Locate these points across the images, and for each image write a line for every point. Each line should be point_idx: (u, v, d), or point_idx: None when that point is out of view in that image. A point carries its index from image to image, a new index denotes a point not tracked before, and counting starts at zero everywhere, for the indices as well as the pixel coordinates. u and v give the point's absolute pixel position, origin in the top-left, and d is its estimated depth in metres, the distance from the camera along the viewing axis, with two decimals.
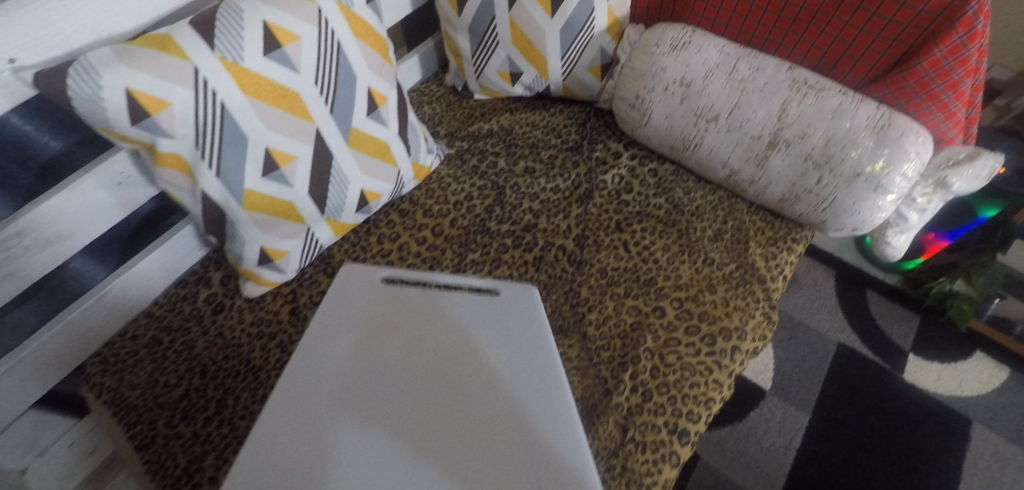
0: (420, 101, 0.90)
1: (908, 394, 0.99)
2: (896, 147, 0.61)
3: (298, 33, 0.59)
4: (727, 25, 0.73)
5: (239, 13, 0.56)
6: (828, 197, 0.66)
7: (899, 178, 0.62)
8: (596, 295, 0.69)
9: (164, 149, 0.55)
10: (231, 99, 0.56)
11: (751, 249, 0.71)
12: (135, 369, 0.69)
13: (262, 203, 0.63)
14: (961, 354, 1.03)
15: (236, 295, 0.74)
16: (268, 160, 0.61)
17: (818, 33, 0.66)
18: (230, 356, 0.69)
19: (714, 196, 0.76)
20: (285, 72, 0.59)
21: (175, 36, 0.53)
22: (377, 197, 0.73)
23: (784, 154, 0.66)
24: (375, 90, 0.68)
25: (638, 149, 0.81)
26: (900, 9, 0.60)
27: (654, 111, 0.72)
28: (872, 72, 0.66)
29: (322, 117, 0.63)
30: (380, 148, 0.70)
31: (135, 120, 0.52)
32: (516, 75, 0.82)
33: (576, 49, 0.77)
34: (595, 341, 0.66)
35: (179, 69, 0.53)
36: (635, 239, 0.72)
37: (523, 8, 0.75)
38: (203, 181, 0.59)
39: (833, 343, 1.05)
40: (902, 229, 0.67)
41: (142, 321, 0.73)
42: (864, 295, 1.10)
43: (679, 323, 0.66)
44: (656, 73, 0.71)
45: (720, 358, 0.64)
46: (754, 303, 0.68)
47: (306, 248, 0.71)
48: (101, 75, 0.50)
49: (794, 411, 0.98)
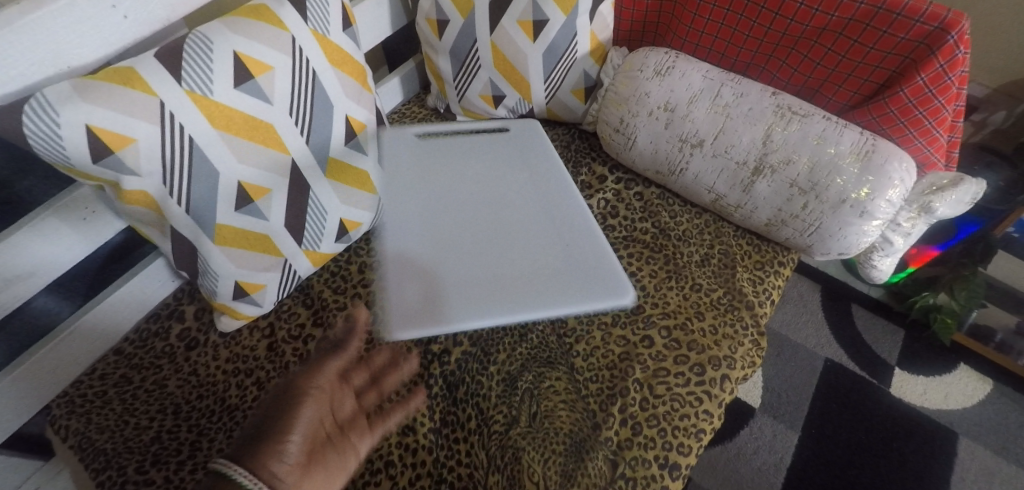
0: (401, 123, 0.89)
1: (895, 410, 0.99)
2: (880, 175, 0.61)
3: (271, 63, 0.57)
4: (710, 49, 0.73)
5: (208, 44, 0.54)
6: (814, 222, 0.65)
7: (884, 204, 0.62)
8: (583, 325, 0.67)
9: (130, 187, 0.53)
10: (200, 133, 0.54)
11: (739, 274, 0.70)
12: (103, 411, 0.65)
13: (235, 237, 0.60)
14: (946, 367, 1.03)
15: (210, 330, 0.71)
16: (241, 194, 0.58)
17: (800, 59, 0.66)
18: (205, 395, 0.66)
19: (700, 220, 0.75)
20: (258, 104, 0.57)
21: (139, 69, 0.51)
22: (357, 226, 0.70)
23: (769, 180, 0.66)
24: (353, 118, 0.66)
25: (624, 172, 0.80)
26: (882, 36, 0.60)
27: (639, 135, 0.72)
28: (855, 97, 0.66)
29: (297, 148, 0.61)
30: (360, 176, 0.68)
31: (97, 158, 0.49)
32: (499, 97, 0.81)
33: (559, 72, 0.77)
34: (583, 372, 0.64)
35: (144, 105, 0.51)
36: (622, 265, 0.71)
37: (505, 31, 0.74)
38: (173, 217, 0.56)
39: (820, 359, 1.04)
40: (888, 252, 0.67)
41: (111, 359, 0.69)
42: (850, 309, 1.10)
43: (668, 352, 0.64)
44: (640, 97, 0.71)
45: (710, 387, 0.63)
46: (743, 329, 0.67)
47: (284, 281, 0.68)
48: (59, 112, 0.47)
49: (783, 429, 0.97)
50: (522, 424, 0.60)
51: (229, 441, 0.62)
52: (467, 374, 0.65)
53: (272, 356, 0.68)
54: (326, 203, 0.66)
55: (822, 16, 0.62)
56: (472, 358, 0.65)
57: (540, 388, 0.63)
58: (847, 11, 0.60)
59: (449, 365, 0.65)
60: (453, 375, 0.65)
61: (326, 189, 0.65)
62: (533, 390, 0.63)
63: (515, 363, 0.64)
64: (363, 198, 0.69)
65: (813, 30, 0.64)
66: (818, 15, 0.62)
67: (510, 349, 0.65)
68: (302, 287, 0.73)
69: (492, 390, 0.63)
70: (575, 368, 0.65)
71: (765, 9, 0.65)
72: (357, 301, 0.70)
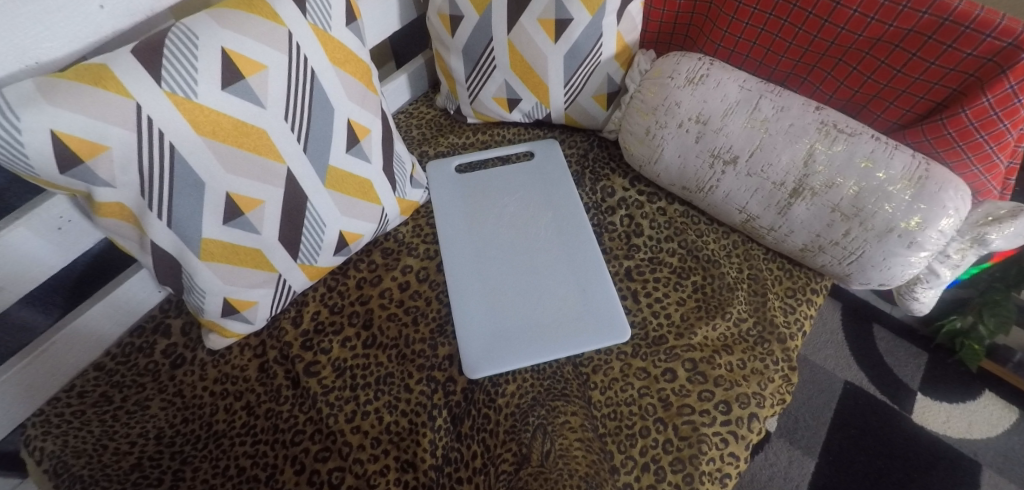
0: (408, 125, 0.84)
1: (917, 437, 0.94)
2: (933, 203, 0.55)
3: (265, 62, 0.51)
4: (746, 56, 0.67)
5: (192, 39, 0.48)
6: (856, 251, 0.60)
7: (935, 235, 0.55)
8: (601, 355, 0.63)
9: (103, 198, 0.47)
10: (182, 141, 0.49)
11: (771, 302, 0.65)
12: (81, 433, 0.59)
13: (223, 252, 0.55)
14: (971, 394, 0.98)
15: (198, 347, 0.65)
16: (229, 206, 0.53)
17: (848, 71, 0.61)
18: (191, 419, 0.61)
19: (727, 240, 0.70)
20: (248, 107, 0.51)
21: (112, 66, 0.45)
22: (357, 237, 0.65)
23: (809, 203, 0.60)
24: (356, 122, 0.60)
25: (646, 185, 0.74)
26: (946, 51, 0.54)
27: (666, 148, 0.67)
28: (907, 116, 0.60)
29: (293, 156, 0.55)
30: (362, 186, 0.62)
31: (64, 168, 0.44)
32: (513, 101, 0.76)
33: (580, 77, 0.71)
34: (601, 408, 0.60)
35: (118, 108, 0.45)
36: (645, 289, 0.67)
37: (523, 30, 0.68)
38: (153, 232, 0.51)
39: (839, 382, 1.00)
40: (932, 284, 0.61)
41: (91, 375, 0.63)
42: (871, 330, 1.05)
43: (692, 387, 0.60)
44: (670, 107, 0.65)
45: (737, 428, 0.58)
46: (774, 364, 0.61)
47: (277, 297, 0.62)
48: (19, 116, 0.42)
49: (800, 456, 0.93)
50: (533, 464, 0.56)
51: (214, 472, 0.57)
52: (472, 406, 0.61)
53: (263, 378, 0.63)
54: (324, 215, 0.60)
55: (878, 25, 0.56)
56: (478, 388, 0.61)
57: (554, 424, 0.58)
58: (908, 21, 0.54)
59: (453, 396, 0.61)
60: (458, 407, 0.60)
61: (325, 200, 0.60)
62: (546, 426, 0.58)
63: (526, 395, 0.61)
64: (364, 209, 0.64)
65: (866, 40, 0.58)
66: (874, 24, 0.56)
67: (522, 379, 0.62)
68: (296, 303, 0.67)
69: (500, 425, 0.59)
70: (592, 402, 0.60)
71: (813, 15, 0.59)
72: (355, 320, 0.65)
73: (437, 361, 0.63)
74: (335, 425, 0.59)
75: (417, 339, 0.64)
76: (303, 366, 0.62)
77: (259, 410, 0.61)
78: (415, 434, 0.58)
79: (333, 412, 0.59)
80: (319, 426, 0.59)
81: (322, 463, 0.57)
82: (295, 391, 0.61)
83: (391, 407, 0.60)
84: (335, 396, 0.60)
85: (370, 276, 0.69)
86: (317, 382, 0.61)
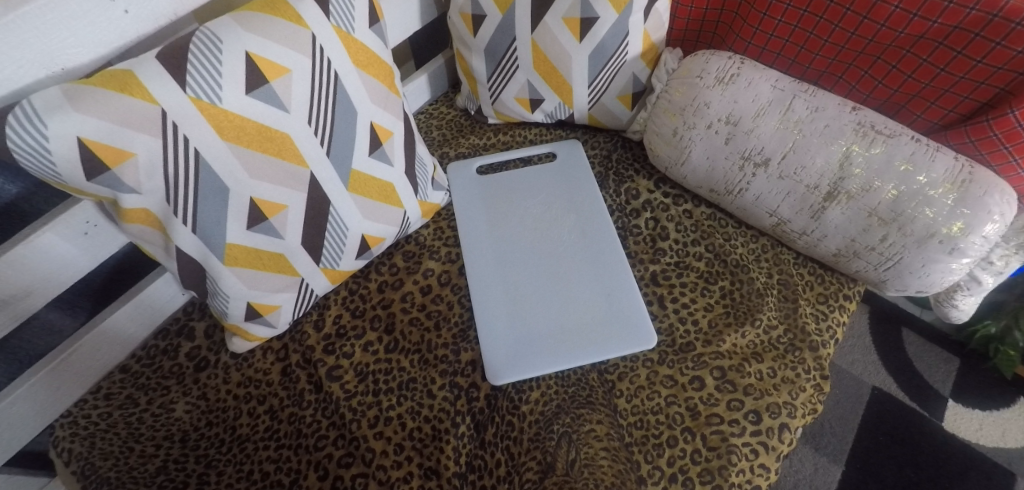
0: (428, 126, 0.83)
1: (948, 446, 0.91)
2: (978, 208, 0.52)
3: (289, 65, 0.50)
4: (778, 54, 0.66)
5: (217, 42, 0.47)
6: (893, 257, 0.57)
7: (978, 241, 0.53)
8: (627, 362, 0.62)
9: (130, 205, 0.47)
10: (207, 146, 0.48)
11: (802, 309, 0.63)
12: (108, 435, 0.59)
13: (247, 258, 0.55)
14: (1004, 401, 0.95)
15: (221, 350, 0.65)
16: (253, 212, 0.53)
17: (887, 69, 0.59)
18: (215, 422, 0.60)
19: (756, 244, 0.68)
20: (272, 111, 0.51)
21: (138, 72, 0.45)
22: (379, 241, 0.65)
23: (844, 208, 0.58)
24: (378, 125, 0.59)
25: (671, 187, 0.73)
26: (995, 48, 0.51)
27: (694, 150, 0.65)
28: (949, 116, 0.58)
29: (317, 160, 0.55)
30: (385, 189, 0.62)
31: (91, 175, 0.44)
32: (536, 101, 0.75)
33: (605, 77, 0.70)
34: (627, 416, 0.59)
35: (144, 115, 0.45)
36: (672, 295, 0.66)
37: (548, 29, 0.67)
38: (178, 238, 0.51)
39: (867, 387, 0.97)
40: (974, 292, 0.59)
41: (117, 377, 0.63)
42: (900, 334, 1.02)
43: (721, 396, 0.58)
44: (699, 107, 0.64)
45: (768, 439, 0.56)
46: (805, 373, 0.60)
47: (299, 300, 0.62)
48: (46, 123, 0.41)
49: (826, 463, 0.90)
50: (558, 473, 0.55)
51: (238, 476, 0.57)
52: (496, 413, 0.60)
53: (286, 382, 0.62)
54: (346, 219, 0.60)
55: (920, 22, 0.54)
56: (501, 395, 0.61)
57: (579, 432, 0.57)
58: (953, 18, 0.52)
59: (477, 402, 0.60)
60: (481, 414, 0.60)
61: (348, 204, 0.59)
62: (570, 435, 0.57)
63: (550, 403, 0.60)
64: (387, 212, 0.63)
65: (907, 38, 0.55)
66: (916, 21, 0.54)
67: (546, 386, 0.61)
68: (318, 307, 0.67)
69: (524, 432, 0.58)
70: (618, 410, 0.59)
71: (851, 11, 0.57)
72: (376, 324, 0.65)
73: (460, 366, 0.62)
74: (358, 431, 0.58)
75: (439, 345, 0.63)
76: (325, 371, 0.62)
77: (283, 414, 0.60)
78: (438, 441, 0.58)
79: (356, 418, 0.59)
80: (342, 431, 0.59)
81: (345, 469, 0.56)
82: (318, 395, 0.61)
83: (415, 413, 0.59)
84: (358, 401, 0.60)
85: (392, 279, 0.68)
86: (340, 386, 0.61)
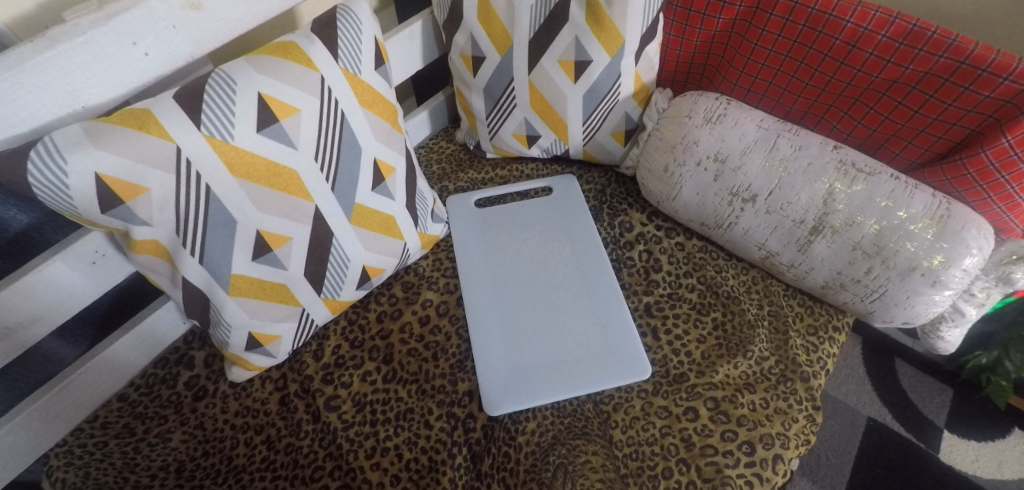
0: (429, 159, 0.86)
1: (945, 478, 0.91)
2: (955, 242, 0.54)
3: (298, 105, 0.53)
4: (763, 95, 0.69)
5: (231, 84, 0.50)
6: (878, 289, 0.59)
7: (959, 273, 0.55)
8: (621, 393, 0.63)
9: (141, 237, 0.49)
10: (217, 181, 0.50)
11: (792, 340, 0.65)
12: (103, 465, 0.59)
13: (251, 288, 0.56)
14: (999, 432, 0.95)
15: (220, 379, 0.66)
16: (258, 244, 0.54)
17: (865, 110, 0.62)
18: (211, 452, 0.60)
19: (746, 276, 0.70)
20: (281, 148, 0.53)
21: (156, 111, 0.47)
22: (379, 272, 0.67)
23: (829, 241, 0.60)
24: (382, 160, 0.61)
25: (663, 220, 0.75)
26: (964, 92, 0.54)
27: (685, 186, 0.68)
28: (925, 154, 0.61)
29: (322, 194, 0.57)
30: (386, 222, 0.64)
31: (106, 208, 0.46)
32: (533, 138, 0.78)
33: (599, 115, 0.73)
34: (622, 448, 0.59)
35: (159, 151, 0.47)
36: (665, 326, 0.67)
37: (545, 71, 0.70)
38: (185, 268, 0.52)
39: (862, 418, 0.98)
40: (958, 322, 0.60)
41: (115, 406, 0.64)
42: (893, 365, 1.03)
43: (715, 427, 0.59)
44: (688, 146, 0.66)
45: (761, 470, 0.57)
46: (797, 404, 0.61)
47: (299, 330, 0.63)
48: (66, 159, 0.43)
49: None
50: None
51: None
52: (493, 444, 0.60)
53: (284, 412, 0.63)
54: (348, 251, 0.62)
55: (894, 68, 0.57)
56: (498, 425, 0.61)
57: (574, 464, 0.57)
58: (924, 64, 0.55)
59: (473, 433, 0.61)
60: (478, 444, 0.60)
61: (350, 236, 0.61)
62: (567, 466, 0.57)
63: (546, 434, 0.60)
64: (387, 244, 0.65)
65: (882, 82, 0.59)
66: (890, 67, 0.57)
67: (542, 416, 0.62)
68: (318, 336, 0.68)
69: (521, 463, 0.58)
70: (613, 442, 0.60)
71: (828, 57, 0.61)
72: (375, 354, 0.66)
73: (457, 396, 0.63)
74: (354, 462, 0.59)
75: (437, 375, 0.64)
76: (324, 400, 0.62)
77: (280, 444, 0.61)
78: (435, 472, 0.58)
79: (353, 448, 0.59)
80: (339, 462, 0.59)
81: None
82: (316, 425, 0.62)
83: (412, 444, 0.60)
84: (355, 431, 0.60)
85: (391, 309, 0.69)
86: (338, 417, 0.61)
